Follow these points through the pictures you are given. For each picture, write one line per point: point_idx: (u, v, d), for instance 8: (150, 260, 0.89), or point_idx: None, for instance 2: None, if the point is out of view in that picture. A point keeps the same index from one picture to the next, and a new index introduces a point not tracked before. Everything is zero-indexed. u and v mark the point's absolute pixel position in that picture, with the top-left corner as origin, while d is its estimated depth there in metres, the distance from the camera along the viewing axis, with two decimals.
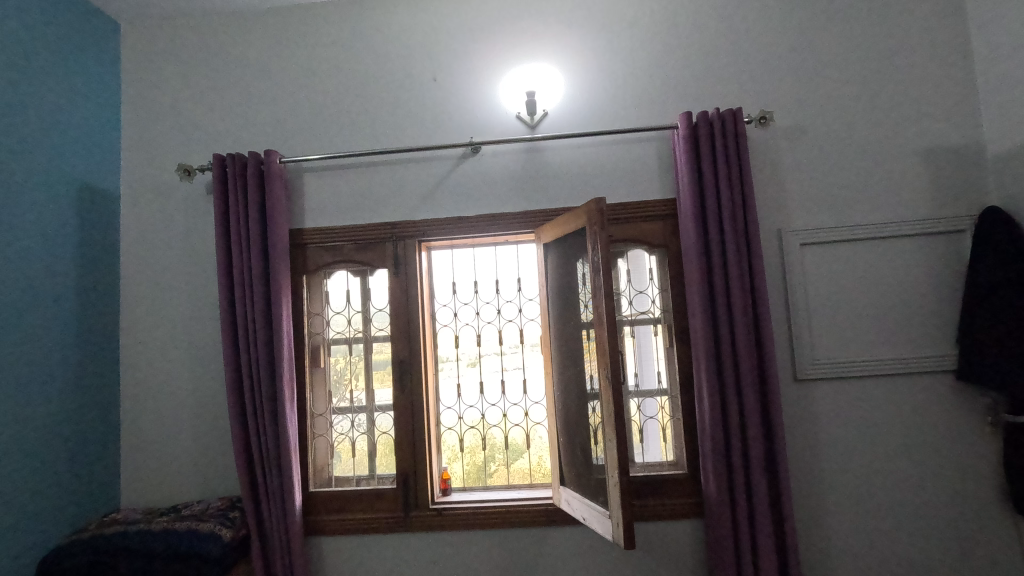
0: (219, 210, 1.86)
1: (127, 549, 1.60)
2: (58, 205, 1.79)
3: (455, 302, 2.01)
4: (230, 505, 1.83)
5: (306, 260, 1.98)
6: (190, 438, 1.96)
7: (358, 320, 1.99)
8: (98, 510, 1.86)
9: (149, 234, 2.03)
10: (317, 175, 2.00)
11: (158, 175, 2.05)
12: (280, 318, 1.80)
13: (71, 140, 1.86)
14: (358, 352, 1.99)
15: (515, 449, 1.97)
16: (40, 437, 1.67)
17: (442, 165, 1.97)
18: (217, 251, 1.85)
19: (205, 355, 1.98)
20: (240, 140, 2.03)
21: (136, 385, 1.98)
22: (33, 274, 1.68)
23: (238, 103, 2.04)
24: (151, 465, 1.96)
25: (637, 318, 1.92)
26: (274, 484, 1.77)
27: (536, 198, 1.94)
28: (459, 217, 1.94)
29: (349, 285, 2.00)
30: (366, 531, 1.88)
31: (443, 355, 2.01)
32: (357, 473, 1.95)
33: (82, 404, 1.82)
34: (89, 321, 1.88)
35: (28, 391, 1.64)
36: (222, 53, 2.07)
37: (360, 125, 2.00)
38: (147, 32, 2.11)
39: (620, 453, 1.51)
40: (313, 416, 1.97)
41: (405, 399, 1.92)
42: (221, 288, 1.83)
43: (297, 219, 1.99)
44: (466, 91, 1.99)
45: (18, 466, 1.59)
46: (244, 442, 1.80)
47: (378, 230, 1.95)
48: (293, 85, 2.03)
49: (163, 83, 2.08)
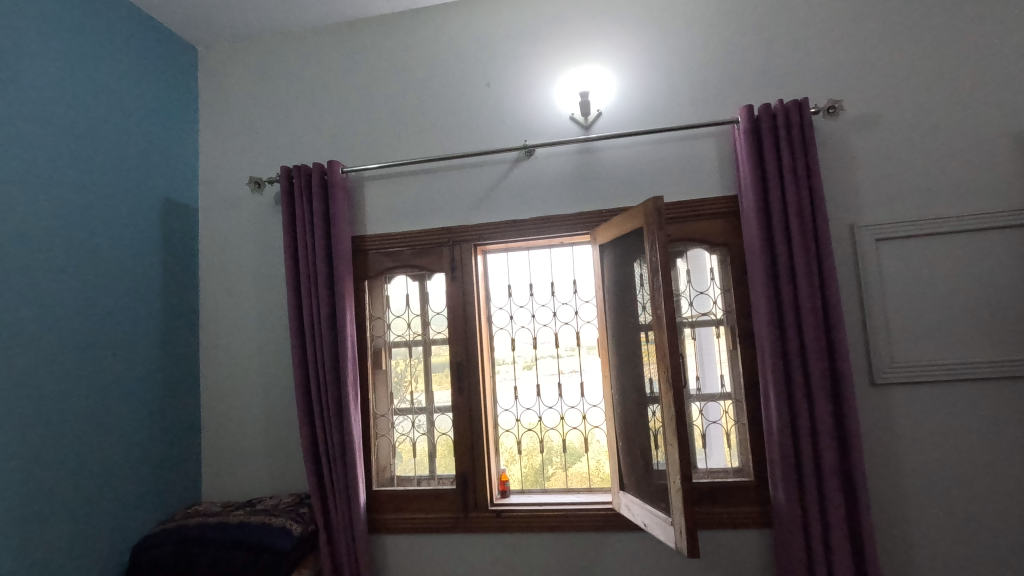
0: (287, 220, 1.96)
1: (206, 539, 1.70)
2: (144, 219, 1.93)
3: (511, 305, 2.02)
4: (299, 501, 1.91)
5: (367, 265, 2.05)
6: (263, 436, 2.06)
7: (417, 323, 2.04)
8: (181, 503, 1.99)
9: (224, 244, 2.16)
10: (376, 183, 2.07)
11: (231, 188, 2.18)
12: (344, 322, 1.87)
13: (155, 158, 2.00)
14: (417, 355, 2.03)
15: (573, 453, 1.94)
16: (132, 433, 1.81)
17: (496, 170, 1.99)
18: (286, 259, 1.95)
19: (276, 357, 2.08)
20: (304, 153, 2.13)
21: (214, 385, 2.12)
22: (125, 283, 1.83)
23: (302, 116, 2.14)
24: (228, 462, 2.08)
25: (698, 319, 1.86)
26: (340, 482, 1.84)
27: (592, 199, 1.92)
28: (514, 220, 1.95)
29: (408, 289, 2.05)
30: (426, 531, 1.92)
31: (500, 358, 2.02)
32: (418, 473, 1.99)
33: (167, 403, 1.96)
34: (171, 326, 2.02)
35: (120, 391, 1.78)
36: (288, 71, 2.18)
37: (417, 133, 2.06)
38: (220, 55, 2.25)
39: (682, 458, 1.47)
40: (375, 417, 2.03)
41: (464, 400, 1.95)
42: (290, 294, 1.92)
43: (359, 226, 2.07)
44: (520, 95, 2.00)
45: (112, 459, 1.73)
46: (312, 441, 1.88)
47: (436, 236, 2.00)
48: (353, 98, 2.11)
49: (235, 102, 2.22)
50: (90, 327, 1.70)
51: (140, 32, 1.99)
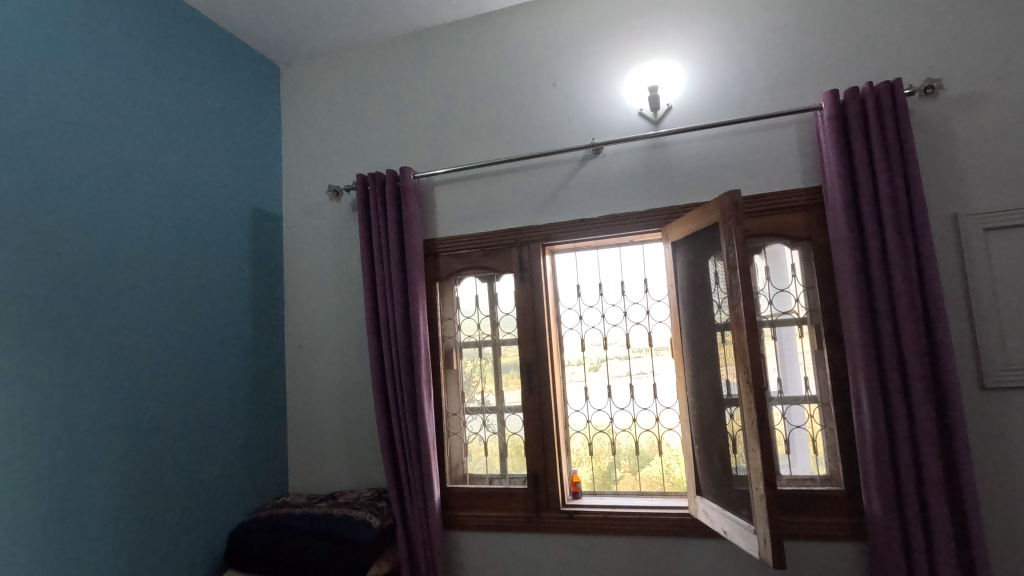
0: (363, 226, 2.04)
1: (294, 528, 1.80)
2: (236, 228, 2.08)
3: (580, 304, 2.00)
4: (377, 496, 1.99)
5: (438, 267, 2.10)
6: (343, 432, 2.16)
7: (487, 324, 2.07)
8: (271, 494, 2.12)
9: (306, 250, 2.29)
10: (446, 187, 2.12)
11: (311, 197, 2.31)
12: (417, 323, 1.93)
13: (244, 170, 2.15)
14: (488, 355, 2.06)
15: (645, 455, 1.90)
16: (227, 427, 1.95)
17: (564, 169, 1.98)
18: (363, 263, 2.03)
19: (354, 357, 2.18)
20: (378, 160, 2.22)
21: (298, 384, 2.24)
22: (218, 288, 1.98)
23: (375, 125, 2.23)
24: (311, 456, 2.19)
25: (779, 318, 1.76)
26: (416, 478, 1.89)
27: (663, 196, 1.88)
28: (583, 220, 1.94)
29: (477, 290, 2.08)
30: (499, 529, 1.94)
31: (569, 359, 2.01)
32: (489, 472, 2.02)
33: (257, 400, 2.10)
34: (261, 328, 2.16)
35: (216, 388, 1.92)
36: (361, 82, 2.28)
37: (485, 136, 2.09)
38: (300, 71, 2.39)
39: (765, 463, 1.40)
40: (448, 416, 2.08)
41: (535, 400, 1.96)
42: (367, 296, 2.00)
43: (430, 230, 2.12)
44: (587, 93, 1.99)
45: (209, 451, 1.87)
46: (389, 438, 1.95)
47: (504, 237, 2.02)
48: (423, 105, 2.17)
49: (314, 115, 2.34)
50: (190, 329, 1.84)
51: (230, 54, 2.15)
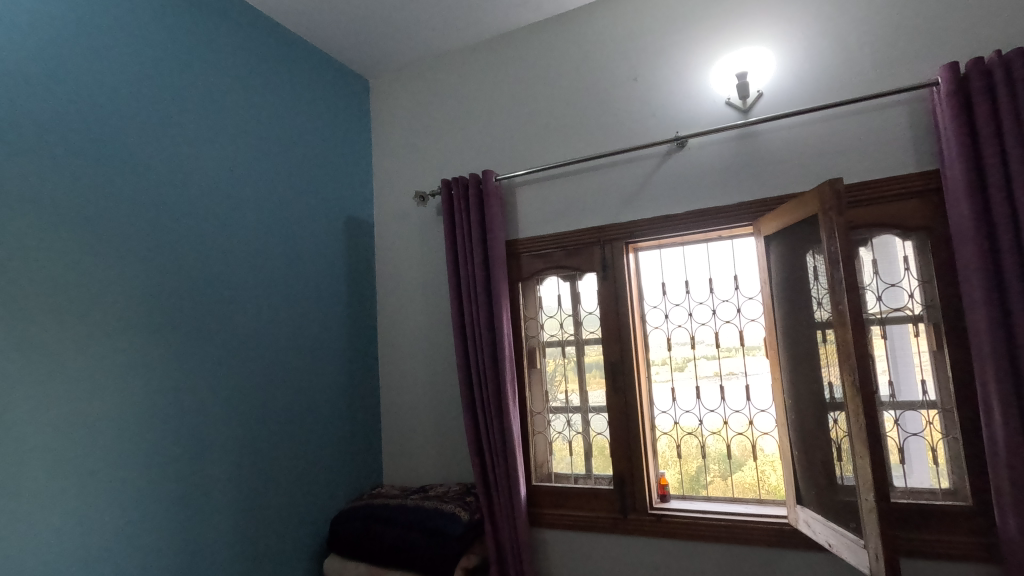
0: (448, 229, 2.11)
1: (389, 518, 1.90)
2: (332, 235, 2.23)
3: (665, 303, 1.95)
4: (466, 491, 2.05)
5: (521, 268, 2.13)
6: (432, 428, 2.25)
7: (570, 323, 2.06)
8: (367, 485, 2.25)
9: (395, 254, 2.40)
10: (528, 188, 2.14)
11: (399, 203, 2.42)
12: (501, 323, 1.96)
13: (338, 180, 2.30)
14: (571, 355, 2.06)
15: (738, 460, 1.81)
16: (327, 420, 2.09)
17: (647, 164, 1.94)
18: (449, 264, 2.10)
19: (441, 356, 2.26)
20: (461, 165, 2.28)
21: (390, 381, 2.36)
22: (317, 291, 2.12)
23: (459, 131, 2.30)
24: (403, 450, 2.30)
25: (889, 316, 1.62)
26: (502, 474, 1.93)
27: (753, 188, 1.78)
28: (668, 216, 1.88)
29: (560, 290, 2.09)
30: (585, 528, 1.93)
31: (655, 359, 1.96)
32: (574, 471, 2.02)
33: (354, 396, 2.23)
34: (356, 328, 2.29)
35: (316, 384, 2.06)
36: (444, 90, 2.36)
37: (565, 136, 2.09)
38: (387, 84, 2.51)
39: (876, 473, 1.29)
40: (532, 415, 2.10)
41: (619, 400, 1.94)
42: (453, 297, 2.07)
43: (512, 231, 2.15)
44: (670, 85, 1.93)
45: (312, 442, 2.01)
46: (476, 434, 2.01)
47: (586, 236, 2.01)
48: (503, 108, 2.21)
49: (400, 124, 2.45)
50: (293, 329, 1.99)
51: (324, 72, 2.30)
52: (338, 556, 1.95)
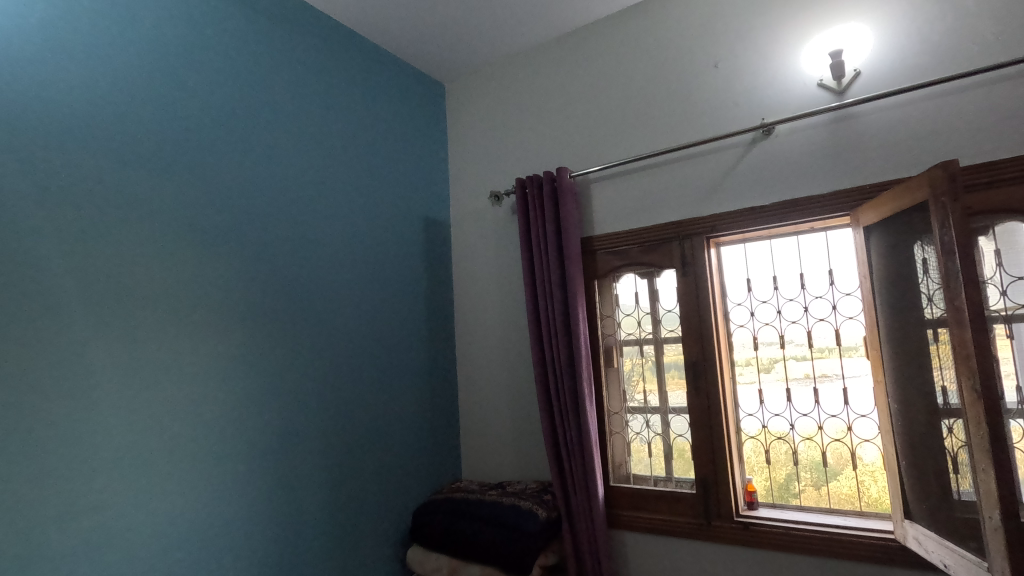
0: (523, 227, 2.12)
1: (468, 512, 1.94)
2: (412, 236, 2.31)
3: (751, 300, 1.85)
4: (543, 489, 2.05)
5: (596, 265, 2.10)
6: (508, 425, 2.27)
7: (648, 321, 2.01)
8: (446, 479, 2.31)
9: (471, 253, 2.45)
10: (603, 184, 2.11)
11: (475, 203, 2.46)
12: (577, 321, 1.95)
13: (416, 183, 2.38)
14: (649, 354, 2.00)
15: (835, 469, 1.69)
16: (408, 414, 2.17)
17: (729, 155, 1.85)
18: (524, 263, 2.11)
19: (517, 353, 2.27)
20: (535, 164, 2.29)
21: (467, 378, 2.41)
22: (398, 290, 2.20)
23: (531, 130, 2.31)
24: (481, 446, 2.34)
25: (1016, 313, 1.44)
26: (579, 473, 1.91)
27: (851, 175, 1.65)
28: (753, 208, 1.79)
29: (637, 287, 2.04)
30: (666, 533, 1.88)
31: (739, 359, 1.87)
32: (654, 473, 1.96)
33: (433, 392, 2.30)
34: (435, 326, 2.36)
35: (398, 380, 2.14)
36: (517, 90, 2.38)
37: (641, 129, 2.04)
38: (462, 88, 2.57)
39: (1002, 488, 1.16)
40: (608, 414, 2.06)
41: (702, 401, 1.86)
42: (529, 295, 2.08)
43: (587, 228, 2.13)
44: (755, 70, 1.83)
45: (395, 435, 2.10)
46: (552, 432, 2.00)
47: (665, 231, 1.95)
48: (577, 104, 2.20)
49: (475, 126, 2.50)
50: (375, 326, 2.08)
51: (403, 80, 2.39)
52: (420, 547, 2.01)
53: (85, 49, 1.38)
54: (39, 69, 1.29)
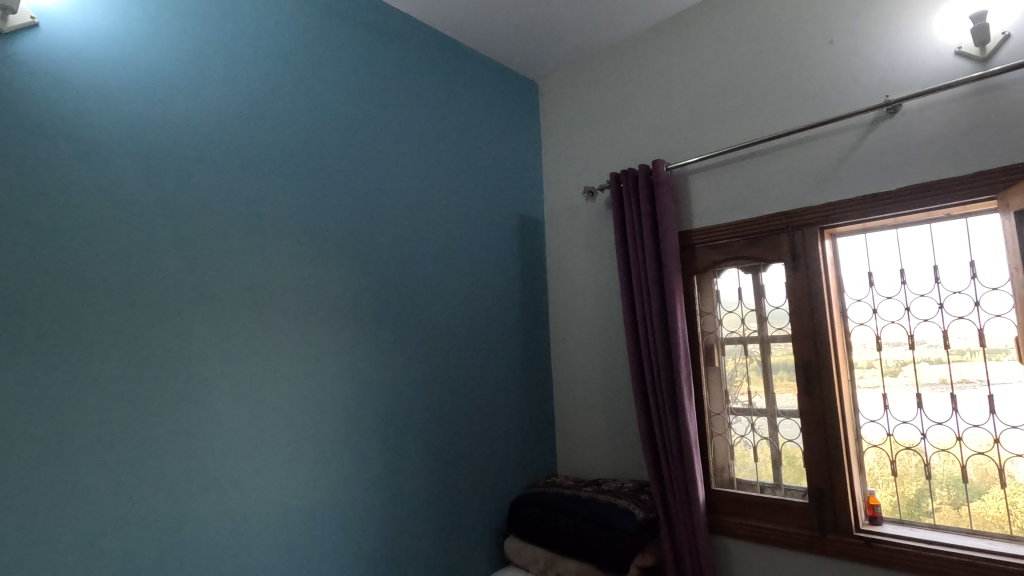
0: (618, 222, 2.09)
1: (563, 507, 1.95)
2: (506, 233, 2.36)
3: (873, 296, 1.69)
4: (639, 489, 2.01)
5: (696, 260, 2.02)
6: (603, 422, 2.25)
7: (753, 318, 1.90)
8: (541, 473, 2.34)
9: (564, 250, 2.45)
10: (703, 175, 2.02)
11: (568, 199, 2.47)
12: (675, 318, 1.89)
13: (511, 182, 2.42)
14: (754, 353, 1.90)
15: (978, 485, 1.50)
16: (504, 408, 2.22)
17: (847, 138, 1.70)
18: (619, 258, 2.08)
19: (612, 350, 2.25)
20: (630, 157, 2.25)
21: (562, 374, 2.42)
22: (493, 286, 2.26)
23: (626, 122, 2.28)
24: (575, 442, 2.34)
25: None
26: (678, 475, 1.86)
27: (997, 154, 1.46)
28: (875, 195, 1.63)
29: (741, 283, 1.93)
30: (774, 543, 1.76)
31: (859, 360, 1.71)
32: (761, 479, 1.85)
33: (528, 387, 2.33)
34: (529, 322, 2.40)
35: (493, 373, 2.20)
36: (611, 83, 2.35)
37: (745, 115, 1.93)
38: (555, 84, 2.58)
39: None
40: (709, 415, 1.98)
41: (814, 404, 1.73)
42: (624, 291, 2.04)
43: (685, 222, 2.06)
44: (877, 42, 1.67)
45: (491, 427, 2.16)
46: (649, 431, 1.96)
47: (772, 222, 1.83)
48: (674, 94, 2.13)
49: (568, 122, 2.50)
50: (472, 320, 2.16)
51: (497, 81, 2.45)
52: (516, 538, 2.06)
53: (217, 78, 1.56)
54: (182, 98, 1.48)
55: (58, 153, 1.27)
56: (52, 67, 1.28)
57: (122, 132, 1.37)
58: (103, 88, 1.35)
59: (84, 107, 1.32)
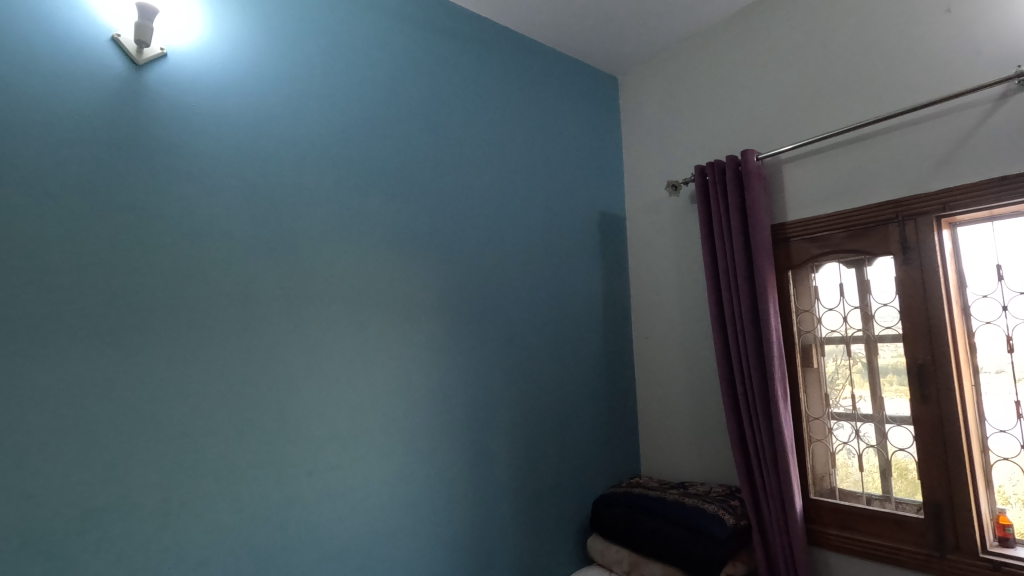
0: (704, 216, 2.01)
1: (648, 509, 1.91)
2: (587, 230, 2.34)
3: (1003, 291, 1.51)
4: (729, 494, 1.93)
5: (790, 254, 1.90)
6: (690, 423, 2.18)
7: (856, 317, 1.76)
8: (625, 473, 2.30)
9: (647, 245, 2.40)
10: (799, 163, 1.90)
11: (651, 194, 2.41)
12: (768, 316, 1.79)
13: (591, 178, 2.41)
14: (858, 354, 1.76)
15: None
16: (586, 406, 2.21)
17: (968, 116, 1.54)
18: (705, 254, 2.00)
19: (699, 349, 2.17)
20: (718, 148, 2.16)
21: (645, 372, 2.37)
22: (574, 284, 2.25)
23: (712, 112, 2.19)
24: (660, 443, 2.28)
25: None
26: (772, 481, 1.76)
27: None
28: (1004, 178, 1.46)
29: (842, 278, 1.80)
30: (883, 559, 1.63)
31: (986, 363, 1.53)
32: (867, 491, 1.71)
33: (610, 385, 2.31)
34: (611, 319, 2.37)
35: (575, 371, 2.19)
36: (696, 73, 2.27)
37: (846, 97, 1.79)
38: (636, 77, 2.53)
39: None
40: (807, 420, 1.86)
41: (931, 410, 1.57)
42: (710, 288, 1.96)
43: (779, 214, 1.94)
44: (1006, 7, 1.50)
45: (573, 425, 2.15)
46: (740, 434, 1.87)
47: (878, 212, 1.69)
48: (766, 79, 2.02)
49: (650, 115, 2.45)
50: (553, 317, 2.16)
51: (576, 78, 2.44)
52: (599, 537, 2.04)
53: (315, 94, 1.68)
54: (285, 113, 1.61)
55: (185, 169, 1.43)
56: (177, 93, 1.44)
57: (235, 148, 1.51)
58: (219, 108, 1.50)
59: (206, 128, 1.47)
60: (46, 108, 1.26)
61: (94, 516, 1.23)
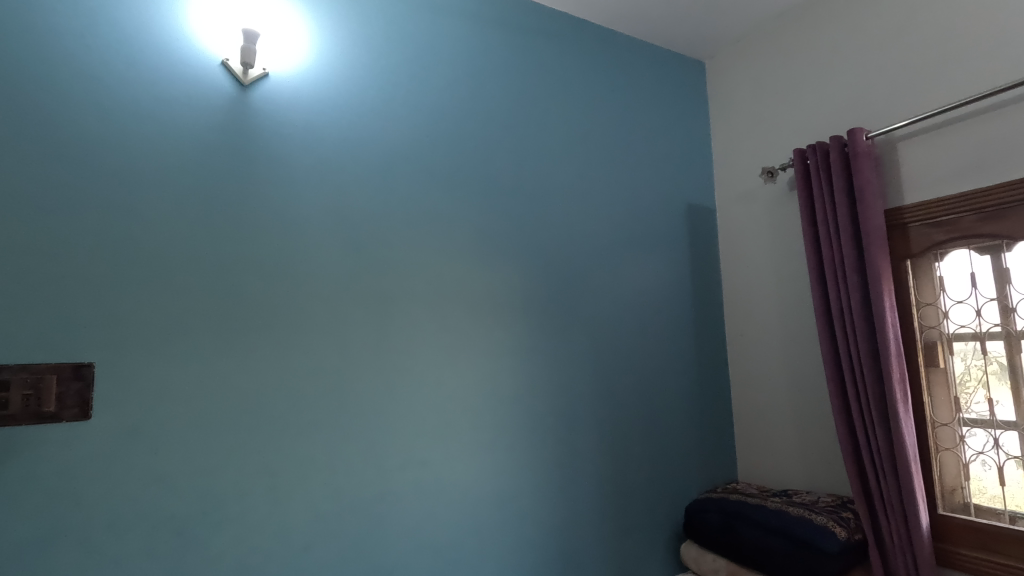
0: (805, 203, 1.86)
1: (747, 517, 1.79)
2: (674, 223, 2.25)
3: None
4: (840, 504, 1.77)
5: (909, 241, 1.72)
6: (793, 427, 2.03)
7: (993, 310, 1.55)
8: (720, 477, 2.18)
9: (741, 237, 2.26)
10: (917, 140, 1.71)
11: (745, 182, 2.27)
12: (883, 310, 1.62)
13: (678, 169, 2.31)
14: (996, 353, 1.54)
15: None
16: (676, 406, 2.12)
17: None
18: (807, 244, 1.85)
19: (802, 346, 2.02)
20: (821, 128, 1.99)
21: (740, 371, 2.23)
22: (662, 279, 2.17)
23: (813, 92, 2.02)
24: (759, 447, 2.14)
25: None
26: (891, 492, 1.59)
27: None
28: None
29: (974, 266, 1.59)
30: None
31: None
32: (1010, 508, 1.50)
33: (702, 384, 2.20)
34: (702, 316, 2.26)
35: (665, 369, 2.11)
36: (793, 50, 2.11)
37: (978, 62, 1.59)
38: (725, 60, 2.40)
39: None
40: (933, 426, 1.66)
41: None
42: (814, 281, 1.81)
43: (894, 198, 1.76)
44: None
45: (664, 426, 2.07)
46: (852, 439, 1.71)
47: (1020, 189, 1.48)
48: (876, 49, 1.84)
49: (741, 99, 2.31)
50: (641, 314, 2.10)
51: (660, 65, 2.35)
52: (694, 544, 1.95)
53: (402, 100, 1.74)
54: (375, 121, 1.68)
55: (285, 180, 1.53)
56: (277, 111, 1.54)
57: (329, 158, 1.60)
58: (314, 120, 1.59)
59: (303, 140, 1.57)
60: (169, 133, 1.40)
61: (215, 498, 1.35)
